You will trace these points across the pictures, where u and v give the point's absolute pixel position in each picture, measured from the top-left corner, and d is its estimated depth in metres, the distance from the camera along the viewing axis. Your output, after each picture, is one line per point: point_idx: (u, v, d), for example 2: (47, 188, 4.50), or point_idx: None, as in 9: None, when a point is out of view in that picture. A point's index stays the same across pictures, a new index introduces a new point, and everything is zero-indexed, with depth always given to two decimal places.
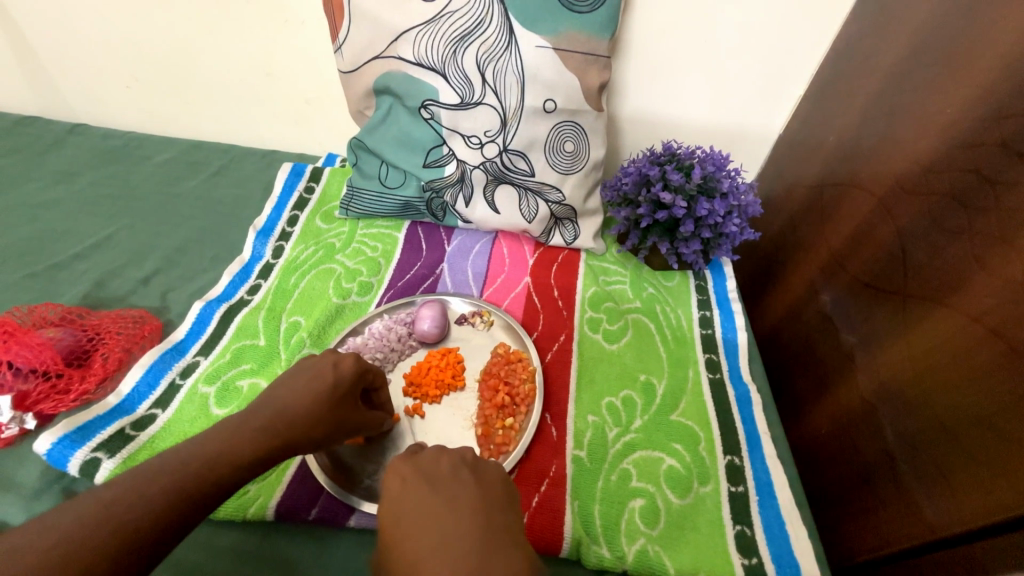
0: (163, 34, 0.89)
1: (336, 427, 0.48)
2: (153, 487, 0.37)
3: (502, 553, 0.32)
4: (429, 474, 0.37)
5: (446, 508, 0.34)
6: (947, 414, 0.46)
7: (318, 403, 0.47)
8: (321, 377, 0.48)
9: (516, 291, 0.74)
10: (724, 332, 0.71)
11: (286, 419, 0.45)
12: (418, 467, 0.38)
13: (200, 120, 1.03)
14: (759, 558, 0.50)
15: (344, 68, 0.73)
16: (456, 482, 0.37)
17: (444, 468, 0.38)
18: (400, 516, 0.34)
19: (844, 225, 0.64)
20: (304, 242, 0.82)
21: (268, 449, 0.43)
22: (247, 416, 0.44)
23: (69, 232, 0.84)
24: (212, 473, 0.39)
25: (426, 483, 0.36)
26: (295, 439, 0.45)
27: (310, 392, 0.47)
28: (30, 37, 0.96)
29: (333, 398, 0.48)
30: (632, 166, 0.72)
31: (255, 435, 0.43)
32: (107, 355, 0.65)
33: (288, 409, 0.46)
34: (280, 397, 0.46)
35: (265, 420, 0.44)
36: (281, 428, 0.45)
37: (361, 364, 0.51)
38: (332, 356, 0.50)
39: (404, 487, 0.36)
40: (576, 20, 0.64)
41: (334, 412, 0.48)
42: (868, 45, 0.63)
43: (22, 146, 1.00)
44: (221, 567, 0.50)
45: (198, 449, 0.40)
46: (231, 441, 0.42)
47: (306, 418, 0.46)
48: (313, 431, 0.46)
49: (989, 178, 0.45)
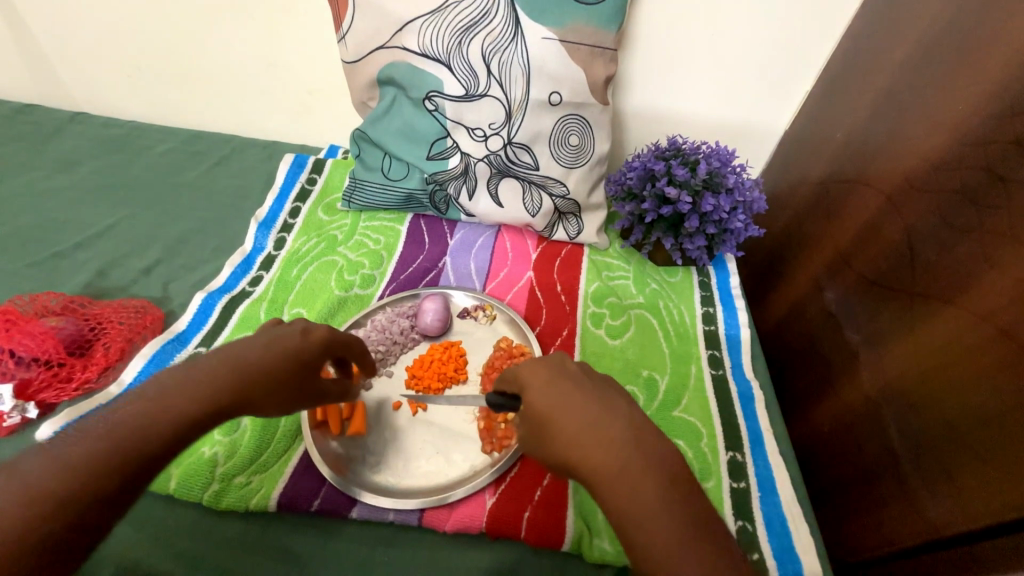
0: (164, 21, 0.88)
1: (298, 393, 0.44)
2: (85, 453, 0.34)
3: (649, 447, 0.36)
4: (563, 381, 0.41)
5: (598, 408, 0.39)
6: (953, 412, 0.46)
7: (279, 366, 0.43)
8: (286, 339, 0.44)
9: (519, 285, 0.74)
10: (727, 328, 0.71)
11: (248, 374, 0.41)
12: (555, 370, 0.42)
13: (202, 110, 1.03)
14: (761, 553, 0.50)
15: (347, 58, 0.72)
16: (576, 403, 0.39)
17: (576, 375, 0.41)
18: (539, 452, 0.40)
19: (849, 222, 0.64)
20: (306, 234, 0.81)
21: (224, 406, 0.39)
22: (193, 365, 0.40)
23: (71, 221, 0.84)
24: (154, 439, 0.36)
25: (564, 389, 0.40)
26: (256, 397, 0.41)
27: (274, 351, 0.43)
28: (30, 23, 0.95)
29: (298, 363, 0.44)
30: (637, 161, 0.72)
31: (201, 384, 0.39)
32: (108, 344, 0.65)
33: (247, 360, 0.41)
34: (239, 348, 0.42)
35: (223, 375, 0.40)
36: (239, 383, 0.40)
37: (330, 334, 0.48)
38: (302, 324, 0.47)
39: (550, 390, 0.40)
40: (583, 11, 0.64)
41: (297, 377, 0.44)
42: (879, 40, 0.62)
43: (22, 134, 0.99)
44: (223, 557, 0.50)
45: (138, 407, 0.37)
46: (177, 392, 0.38)
47: (263, 377, 0.42)
48: (273, 391, 0.42)
49: (1000, 175, 0.44)
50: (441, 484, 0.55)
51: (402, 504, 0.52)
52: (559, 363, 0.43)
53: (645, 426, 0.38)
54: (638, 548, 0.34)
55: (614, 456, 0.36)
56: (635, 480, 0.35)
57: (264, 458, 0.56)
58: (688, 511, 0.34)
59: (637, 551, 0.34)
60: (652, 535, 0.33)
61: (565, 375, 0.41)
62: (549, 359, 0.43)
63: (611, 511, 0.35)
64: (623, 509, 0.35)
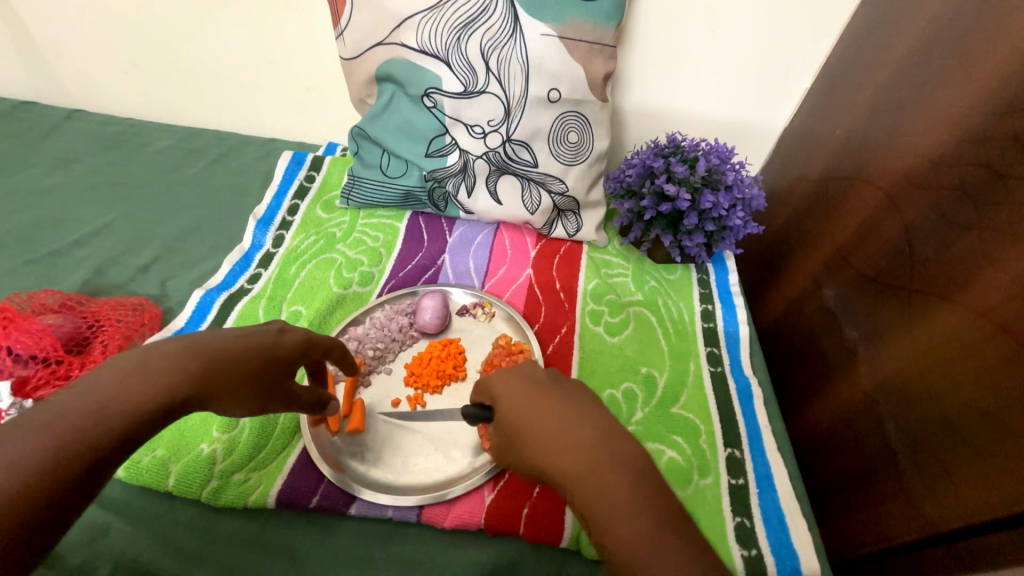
0: (162, 18, 0.88)
1: (266, 391, 0.44)
2: (35, 445, 0.32)
3: (614, 449, 0.37)
4: (530, 391, 0.42)
5: (563, 415, 0.40)
6: (951, 408, 0.46)
7: (250, 358, 0.43)
8: (261, 334, 0.45)
9: (517, 283, 0.74)
10: (726, 325, 0.71)
11: (212, 365, 0.41)
12: (523, 381, 0.43)
13: (200, 107, 1.02)
14: (760, 549, 0.50)
15: (346, 55, 0.72)
16: (542, 412, 0.40)
17: (541, 384, 0.43)
18: (513, 461, 0.41)
19: (848, 219, 0.64)
20: (305, 231, 0.81)
21: (182, 397, 0.39)
22: (153, 353, 0.40)
23: (68, 218, 0.83)
24: (111, 429, 0.35)
25: (530, 399, 0.41)
26: (218, 391, 0.41)
27: (247, 343, 0.43)
28: (27, 19, 0.95)
29: (268, 359, 0.44)
30: (636, 158, 0.72)
31: (167, 365, 0.39)
32: (107, 342, 0.64)
33: (219, 347, 0.42)
34: (207, 339, 0.42)
35: (185, 365, 0.40)
36: (201, 374, 0.40)
37: (308, 336, 0.49)
38: (280, 324, 0.48)
39: (518, 402, 0.42)
40: (582, 8, 0.64)
41: (266, 373, 0.44)
42: (878, 38, 0.62)
43: (19, 131, 0.99)
44: (221, 554, 0.50)
45: (90, 395, 0.36)
46: (143, 371, 0.38)
47: (229, 371, 0.42)
48: (236, 385, 0.42)
49: (999, 172, 0.44)
50: (440, 481, 0.55)
51: (401, 501, 0.52)
52: (531, 372, 0.44)
53: (614, 430, 0.39)
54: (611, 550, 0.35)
55: (581, 459, 0.37)
56: (600, 483, 0.36)
57: (263, 454, 0.56)
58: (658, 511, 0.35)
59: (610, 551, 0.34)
60: (622, 535, 0.34)
61: (536, 383, 0.43)
62: (522, 369, 0.45)
63: (583, 513, 0.36)
64: (594, 511, 0.36)
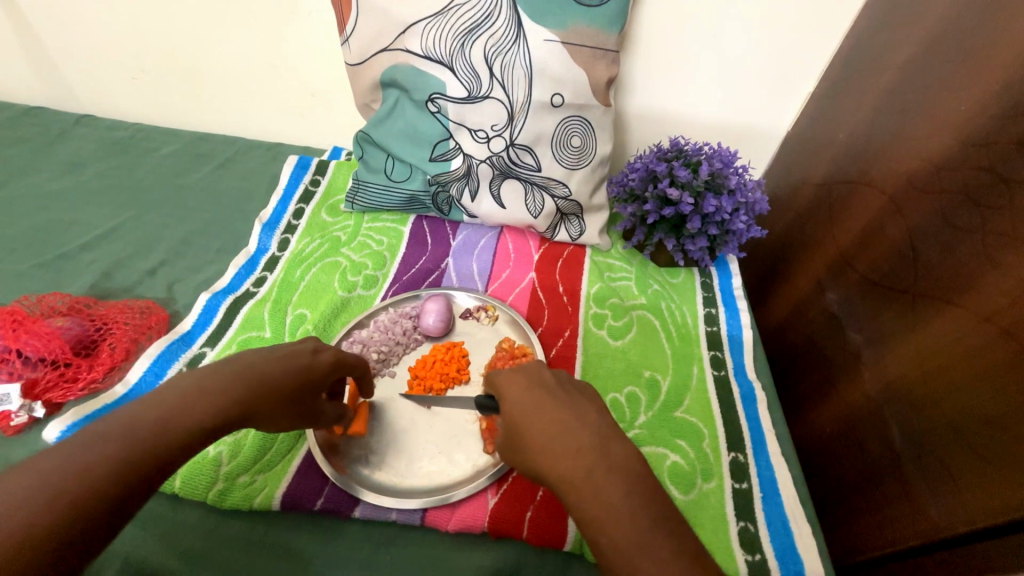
0: (170, 24, 0.89)
1: (295, 411, 0.46)
2: (97, 454, 0.34)
3: (615, 454, 0.38)
4: (535, 391, 0.42)
5: (567, 415, 0.40)
6: (956, 413, 0.45)
7: (292, 383, 0.45)
8: (299, 358, 0.46)
9: (521, 286, 0.74)
10: (729, 329, 0.71)
11: (261, 391, 0.42)
12: (529, 380, 0.44)
13: (206, 112, 1.03)
14: (763, 554, 0.50)
15: (351, 60, 0.73)
16: (547, 412, 0.40)
17: (547, 385, 0.43)
18: (515, 459, 0.42)
19: (852, 223, 0.64)
20: (310, 235, 0.82)
21: (232, 416, 0.40)
22: (209, 374, 0.41)
23: (77, 222, 0.84)
24: (170, 442, 0.37)
25: (535, 399, 0.42)
26: (264, 413, 0.43)
27: (288, 368, 0.45)
28: (38, 26, 0.96)
29: (304, 383, 0.46)
30: (639, 162, 0.72)
31: (224, 392, 0.40)
32: (114, 344, 0.65)
33: (265, 374, 0.43)
34: (255, 362, 0.43)
35: (239, 389, 0.41)
36: (251, 395, 0.42)
37: (338, 354, 0.50)
38: (313, 342, 0.49)
39: (523, 399, 0.42)
40: (586, 13, 0.64)
41: (302, 395, 0.46)
42: (881, 42, 0.62)
43: (29, 136, 1.00)
44: (228, 556, 0.51)
45: (153, 410, 0.38)
46: (205, 393, 0.40)
47: (273, 392, 0.43)
48: (276, 406, 0.44)
49: (1003, 176, 0.44)
50: (443, 484, 0.55)
51: (404, 504, 0.52)
52: (535, 373, 0.44)
53: (614, 438, 0.39)
54: (604, 549, 0.35)
55: (580, 463, 0.37)
56: (597, 486, 0.36)
57: (269, 457, 0.56)
58: (658, 515, 0.35)
59: (602, 552, 0.35)
60: (619, 542, 0.34)
61: (540, 384, 0.43)
62: (525, 368, 0.45)
63: (579, 518, 0.36)
64: (587, 513, 0.36)
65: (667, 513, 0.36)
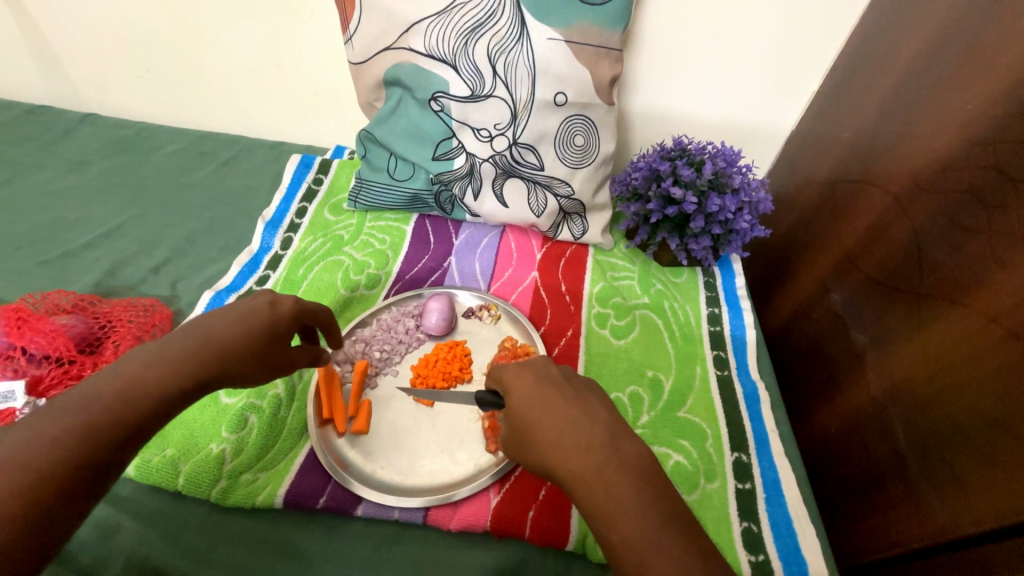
0: (173, 24, 0.89)
1: (268, 367, 0.46)
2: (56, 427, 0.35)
3: (625, 450, 0.38)
4: (545, 387, 0.42)
5: (577, 413, 0.40)
6: (961, 413, 0.45)
7: (254, 338, 0.45)
8: (256, 315, 0.46)
9: (523, 285, 0.74)
10: (733, 329, 0.71)
11: (221, 352, 0.43)
12: (538, 377, 0.43)
13: (210, 111, 1.03)
14: (766, 555, 0.50)
15: (354, 59, 0.73)
16: (557, 409, 0.40)
17: (556, 381, 0.43)
18: (523, 457, 0.42)
19: (857, 222, 0.64)
20: (313, 234, 0.82)
21: (198, 380, 0.41)
22: (168, 343, 0.41)
23: (81, 220, 0.85)
24: (134, 410, 0.38)
25: (545, 395, 0.42)
26: (232, 371, 0.43)
27: (243, 325, 0.44)
28: (43, 24, 0.96)
29: (269, 337, 0.46)
30: (642, 161, 0.72)
31: (178, 357, 0.41)
32: (118, 343, 0.65)
33: (220, 336, 0.43)
34: (209, 325, 0.43)
35: (199, 353, 0.42)
36: (215, 360, 0.42)
37: (297, 305, 0.50)
38: (268, 296, 0.48)
39: (532, 396, 0.42)
40: (589, 12, 0.64)
41: (270, 351, 0.46)
42: (886, 42, 0.62)
43: (34, 135, 1.00)
44: (230, 553, 0.51)
45: (119, 381, 0.38)
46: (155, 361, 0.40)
47: (241, 355, 0.44)
48: (246, 367, 0.44)
49: (1010, 175, 0.44)
50: (445, 483, 0.55)
51: (406, 502, 0.52)
52: (544, 369, 0.44)
53: (623, 434, 0.39)
54: (614, 546, 0.35)
55: (591, 460, 0.37)
56: (609, 482, 0.36)
57: (270, 455, 0.56)
58: (661, 513, 0.35)
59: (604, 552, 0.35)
60: (629, 538, 0.34)
61: (549, 381, 0.43)
62: (533, 364, 0.45)
63: (588, 515, 0.36)
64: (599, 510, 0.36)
65: (668, 511, 0.35)
